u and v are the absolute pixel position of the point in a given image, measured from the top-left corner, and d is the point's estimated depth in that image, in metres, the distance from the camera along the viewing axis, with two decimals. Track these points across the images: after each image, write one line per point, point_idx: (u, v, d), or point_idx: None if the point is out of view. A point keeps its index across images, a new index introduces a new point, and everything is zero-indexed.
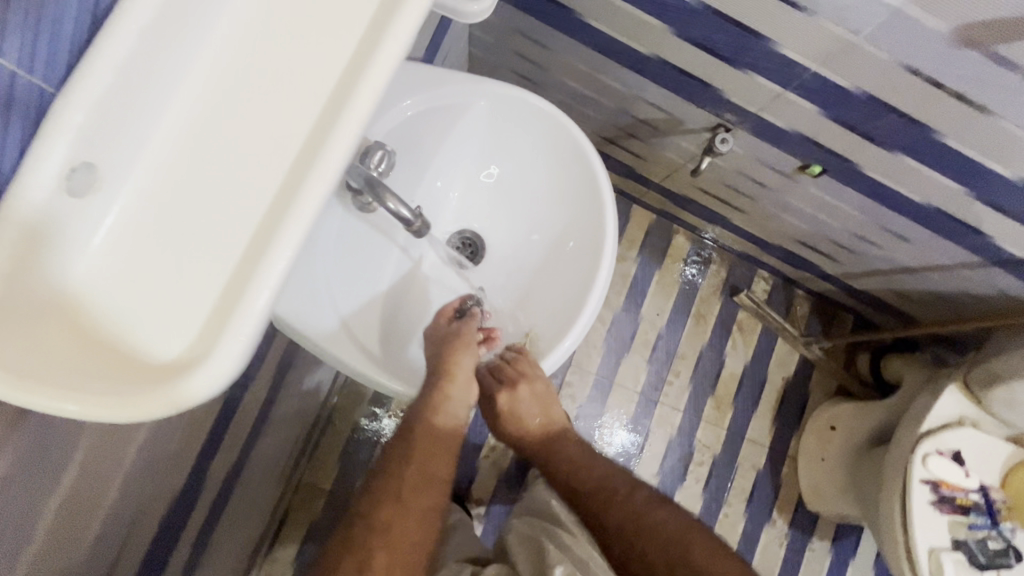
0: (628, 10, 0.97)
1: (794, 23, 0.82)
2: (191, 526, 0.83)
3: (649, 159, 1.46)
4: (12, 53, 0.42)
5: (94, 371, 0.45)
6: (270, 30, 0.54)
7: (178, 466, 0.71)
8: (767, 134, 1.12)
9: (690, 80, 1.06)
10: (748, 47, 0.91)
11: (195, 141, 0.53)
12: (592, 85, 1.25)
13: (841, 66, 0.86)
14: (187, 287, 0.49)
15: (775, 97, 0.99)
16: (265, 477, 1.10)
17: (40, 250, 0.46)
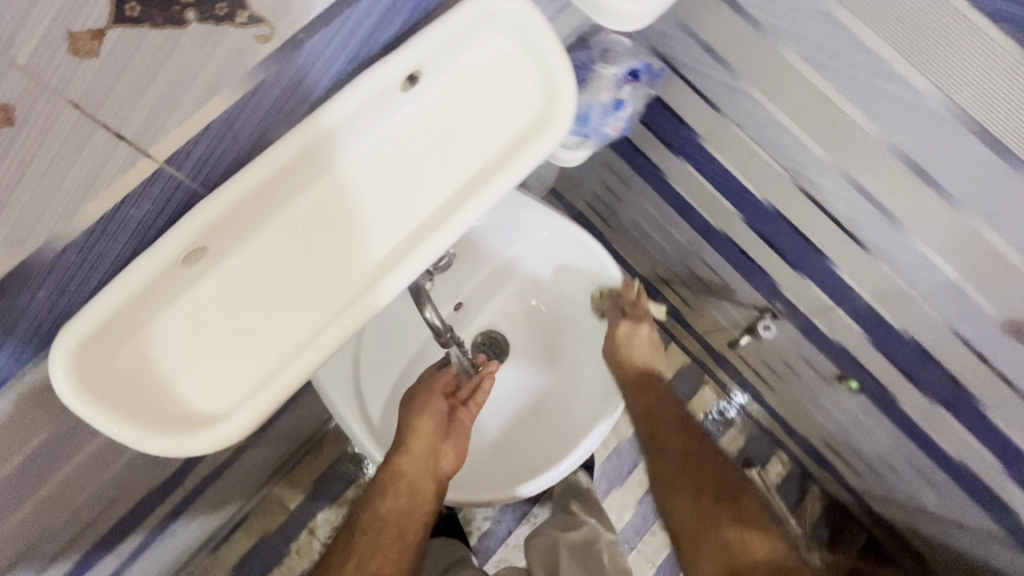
0: (713, 194, 1.06)
1: (854, 250, 0.87)
2: (159, 507, 0.91)
3: (696, 310, 1.47)
4: (218, 129, 0.48)
5: (134, 409, 0.50)
6: (391, 151, 0.61)
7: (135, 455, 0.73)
8: (814, 338, 1.13)
9: (750, 262, 1.12)
10: (811, 256, 0.97)
11: (293, 225, 0.58)
12: (663, 233, 1.29)
13: (898, 305, 0.88)
14: (235, 351, 0.55)
15: (829, 308, 1.02)
16: (236, 476, 1.11)
17: (137, 303, 0.51)
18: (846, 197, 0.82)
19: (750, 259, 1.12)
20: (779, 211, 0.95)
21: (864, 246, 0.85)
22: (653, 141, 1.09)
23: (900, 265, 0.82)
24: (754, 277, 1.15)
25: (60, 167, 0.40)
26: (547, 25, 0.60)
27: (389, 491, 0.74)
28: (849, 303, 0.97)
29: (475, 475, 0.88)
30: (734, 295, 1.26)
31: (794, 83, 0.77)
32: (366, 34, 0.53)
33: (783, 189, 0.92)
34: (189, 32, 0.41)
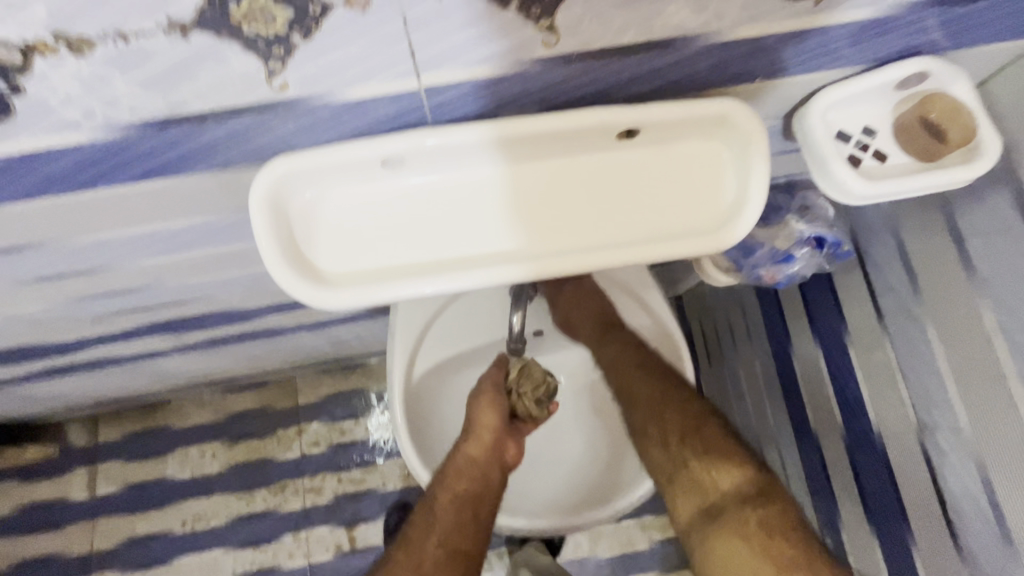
0: (817, 367, 0.99)
1: (932, 453, 0.77)
2: (174, 332, 0.96)
3: (726, 398, 1.32)
4: (491, 82, 0.46)
5: (290, 235, 0.52)
6: (706, 176, 0.56)
7: (170, 276, 0.72)
8: (846, 529, 0.96)
9: (815, 397, 1.01)
10: (902, 409, 0.82)
11: (560, 207, 0.55)
12: (741, 320, 1.22)
13: (969, 497, 0.73)
14: (371, 235, 0.54)
15: (905, 452, 0.82)
16: (247, 350, 1.19)
17: (338, 172, 0.51)
18: (984, 343, 0.68)
19: (835, 406, 0.96)
20: (880, 331, 0.84)
21: (956, 460, 0.74)
22: (797, 310, 1.03)
23: (1016, 482, 0.66)
24: (803, 433, 1.06)
25: (346, 61, 0.40)
26: (766, 168, 0.52)
27: (454, 482, 0.73)
28: (928, 496, 0.79)
29: (516, 503, 0.81)
30: (779, 435, 1.14)
31: (997, 222, 0.65)
32: (658, 68, 0.49)
33: (941, 294, 0.74)
34: (505, 15, 0.39)
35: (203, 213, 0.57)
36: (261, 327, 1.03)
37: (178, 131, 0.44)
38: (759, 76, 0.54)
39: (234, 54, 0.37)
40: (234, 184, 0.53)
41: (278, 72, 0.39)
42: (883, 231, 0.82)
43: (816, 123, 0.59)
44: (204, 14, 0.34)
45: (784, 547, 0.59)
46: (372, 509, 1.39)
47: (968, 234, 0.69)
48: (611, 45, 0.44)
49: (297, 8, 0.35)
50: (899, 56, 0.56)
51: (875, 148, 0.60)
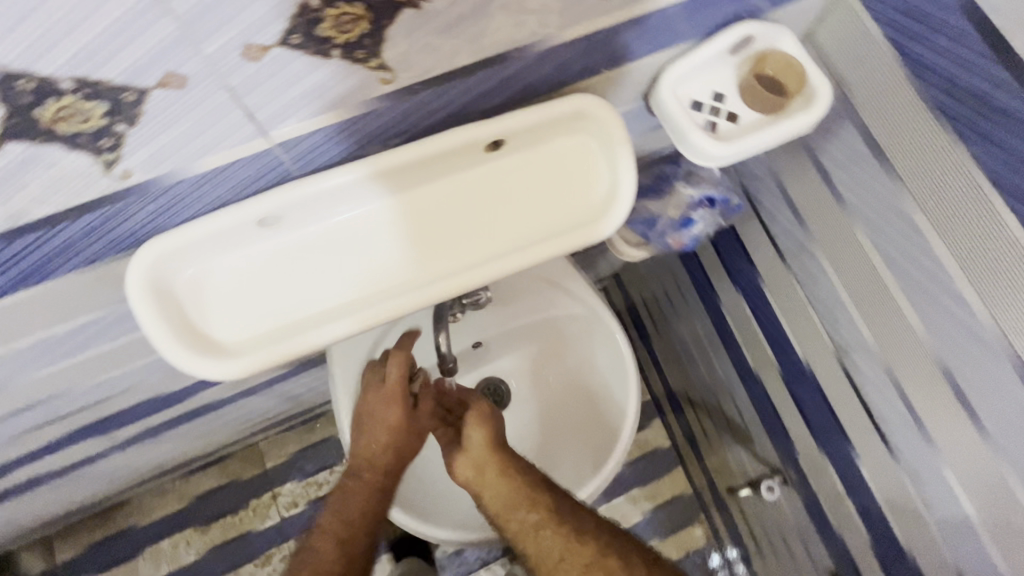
0: (745, 314, 1.05)
1: (852, 371, 0.84)
2: (106, 432, 0.91)
3: (677, 359, 1.37)
4: (342, 127, 0.46)
5: (181, 314, 0.51)
6: (578, 169, 0.58)
7: (81, 378, 0.68)
8: (804, 457, 1.02)
9: (750, 341, 1.07)
10: (820, 338, 0.88)
11: (449, 226, 0.56)
12: (673, 284, 1.28)
13: (889, 404, 0.79)
14: (267, 294, 0.54)
15: (831, 375, 0.88)
16: (195, 430, 1.15)
17: (215, 242, 0.50)
18: (867, 263, 0.75)
19: (767, 346, 1.02)
20: (786, 270, 0.90)
21: (871, 373, 0.80)
22: (716, 265, 1.08)
23: (920, 383, 0.73)
24: (748, 378, 1.12)
25: (183, 137, 0.39)
26: (629, 151, 0.56)
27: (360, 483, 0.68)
28: (859, 410, 0.85)
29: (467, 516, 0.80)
30: (729, 384, 1.19)
31: (851, 153, 0.72)
32: (504, 80, 0.50)
33: (825, 226, 0.80)
34: (331, 63, 0.39)
35: (90, 310, 0.55)
36: (200, 404, 0.99)
37: (29, 240, 0.42)
38: (605, 67, 0.57)
39: (59, 154, 0.36)
40: (112, 275, 0.51)
41: (115, 162, 0.39)
42: (768, 179, 0.88)
43: (668, 99, 0.63)
44: (10, 126, 0.33)
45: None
46: None
47: (831, 168, 0.76)
48: (449, 69, 0.46)
49: (111, 100, 0.34)
50: (726, 25, 0.60)
51: (728, 111, 0.64)
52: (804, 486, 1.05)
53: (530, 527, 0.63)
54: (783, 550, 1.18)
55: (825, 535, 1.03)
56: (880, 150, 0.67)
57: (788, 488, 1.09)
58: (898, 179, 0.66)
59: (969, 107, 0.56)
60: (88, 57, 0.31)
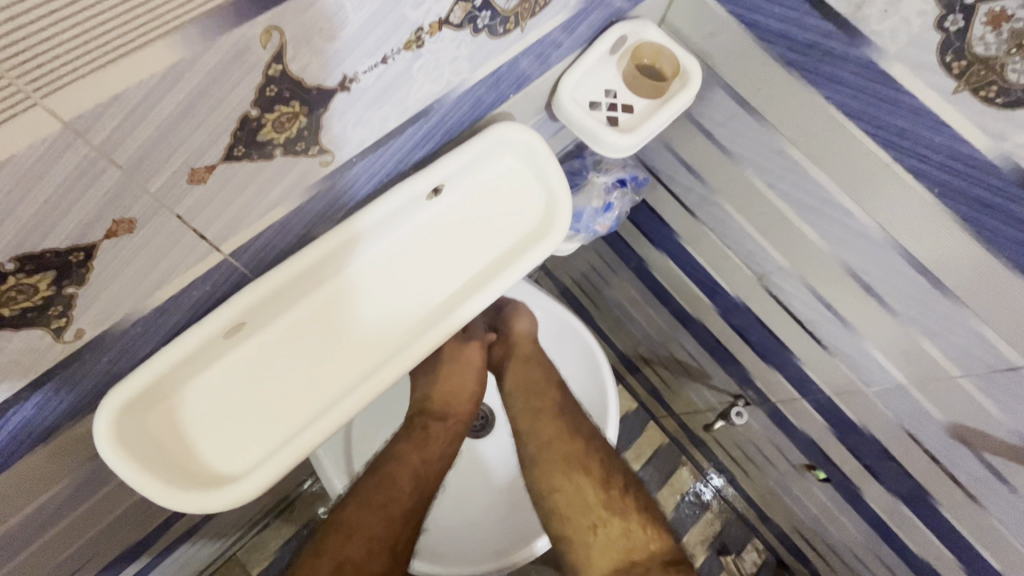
0: (672, 270, 1.15)
1: (777, 293, 0.96)
2: None
3: (622, 326, 1.47)
4: (289, 217, 0.46)
5: (165, 456, 0.47)
6: (515, 190, 0.61)
7: (38, 565, 0.59)
8: (757, 377, 1.15)
9: (683, 292, 1.17)
10: (742, 272, 0.99)
11: (413, 279, 0.57)
12: (599, 261, 1.36)
13: (811, 310, 0.91)
14: (250, 404, 0.51)
15: (761, 300, 1.00)
16: (165, 570, 1.03)
17: (183, 369, 0.47)
18: (763, 200, 0.86)
19: (700, 292, 1.13)
20: (697, 222, 1.01)
21: (793, 290, 0.92)
22: (635, 234, 1.17)
23: (830, 285, 0.85)
24: (691, 324, 1.23)
25: (136, 277, 0.37)
26: (555, 164, 0.60)
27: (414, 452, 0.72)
28: (790, 323, 0.97)
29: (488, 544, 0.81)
30: (675, 334, 1.30)
31: (725, 111, 0.82)
32: (430, 129, 0.52)
33: (720, 177, 0.90)
34: (274, 163, 0.39)
35: (47, 487, 0.49)
36: (169, 541, 0.89)
37: None
38: (511, 94, 0.60)
39: (6, 338, 0.32)
40: (67, 443, 0.46)
41: (65, 326, 0.35)
42: (660, 149, 0.97)
43: (570, 107, 0.68)
44: None
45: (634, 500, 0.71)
46: None
47: (713, 128, 0.86)
48: (381, 135, 0.47)
49: (57, 265, 0.31)
50: (600, 30, 0.66)
51: (621, 104, 0.70)
52: (764, 401, 1.18)
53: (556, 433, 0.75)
54: (762, 461, 1.31)
55: (792, 437, 1.16)
56: (749, 105, 0.78)
57: (752, 407, 1.22)
58: (770, 126, 0.77)
59: (810, 56, 0.66)
60: (31, 230, 0.29)
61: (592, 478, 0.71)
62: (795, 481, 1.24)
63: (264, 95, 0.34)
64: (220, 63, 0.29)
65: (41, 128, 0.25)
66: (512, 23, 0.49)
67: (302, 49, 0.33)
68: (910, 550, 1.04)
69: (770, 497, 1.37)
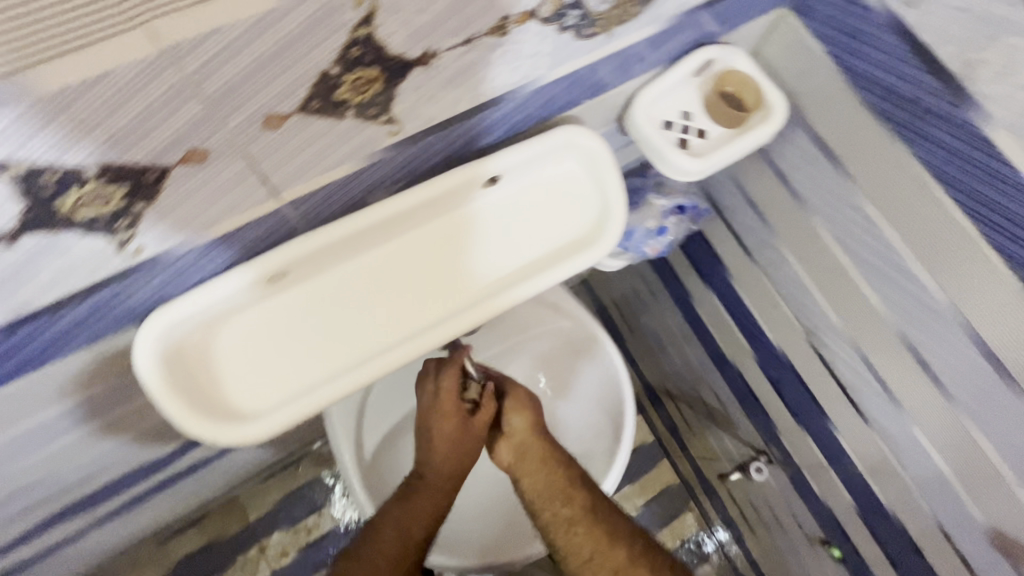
0: (716, 307, 1.11)
1: (823, 352, 0.91)
2: (83, 511, 0.85)
3: (653, 356, 1.43)
4: (349, 179, 0.47)
5: (191, 382, 0.49)
6: (571, 195, 0.61)
7: (62, 460, 0.64)
8: (786, 436, 1.09)
9: (723, 333, 1.13)
10: (790, 323, 0.95)
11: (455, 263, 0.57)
12: (642, 285, 1.33)
13: (858, 377, 0.86)
14: (277, 351, 0.53)
15: (805, 357, 0.95)
16: (172, 494, 1.08)
17: (225, 304, 0.49)
18: (827, 252, 0.82)
19: (741, 336, 1.08)
20: (752, 264, 0.97)
21: (841, 352, 0.87)
22: (684, 264, 1.14)
23: (883, 355, 0.80)
24: (725, 368, 1.18)
25: (199, 206, 0.39)
26: (615, 175, 0.59)
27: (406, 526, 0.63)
28: (832, 386, 0.92)
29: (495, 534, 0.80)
30: (706, 375, 1.26)
31: (804, 154, 0.78)
32: (499, 119, 0.53)
33: (786, 222, 0.86)
34: (344, 123, 0.40)
35: (84, 389, 0.52)
36: (180, 467, 0.94)
37: (31, 328, 0.40)
38: (586, 98, 0.60)
39: (75, 240, 0.35)
40: (108, 351, 0.49)
41: (128, 240, 0.38)
42: (728, 183, 0.94)
43: (642, 122, 0.67)
44: (28, 219, 0.31)
45: None
46: None
47: (788, 170, 0.82)
48: (451, 115, 0.47)
49: (131, 180, 0.33)
50: (687, 51, 0.65)
51: (696, 128, 0.69)
52: (788, 462, 1.12)
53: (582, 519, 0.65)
54: (774, 524, 1.25)
55: (812, 507, 1.10)
56: (830, 152, 0.74)
57: (774, 466, 1.16)
58: (849, 176, 0.73)
59: (907, 111, 0.63)
60: (115, 143, 0.31)
61: None
62: (807, 554, 1.16)
63: (347, 55, 0.35)
64: (313, 16, 0.31)
65: (140, 49, 0.27)
66: (599, 27, 0.49)
67: (391, 16, 0.34)
68: None
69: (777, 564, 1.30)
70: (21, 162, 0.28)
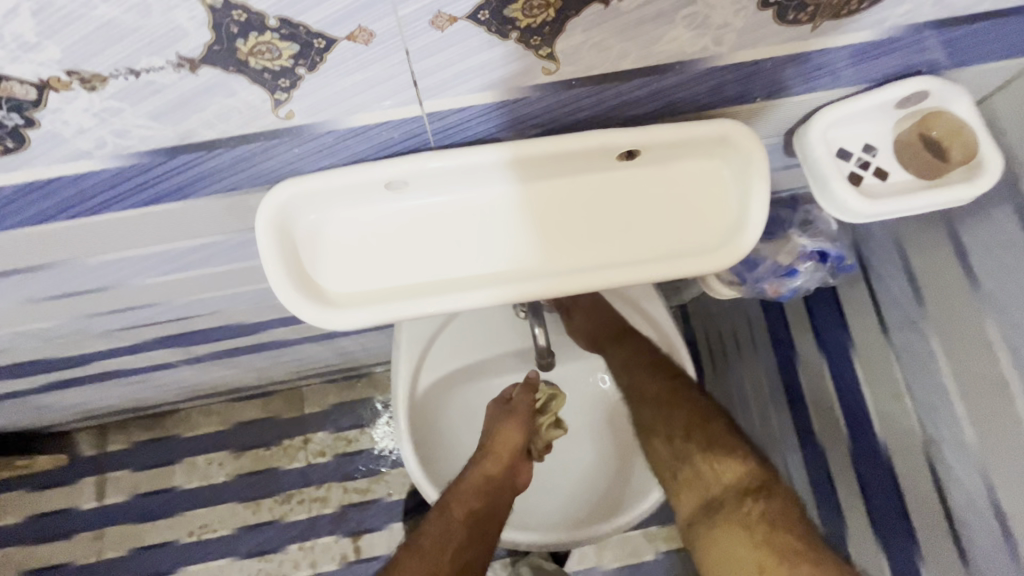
0: (822, 380, 0.99)
1: (939, 469, 0.76)
2: (183, 345, 0.97)
3: (730, 406, 1.32)
4: (491, 113, 0.47)
5: (295, 256, 0.53)
6: (705, 195, 0.56)
7: (182, 292, 0.73)
8: (854, 545, 0.95)
9: (820, 407, 1.00)
10: (908, 423, 0.81)
11: (563, 227, 0.56)
12: (744, 329, 1.22)
13: (974, 513, 0.72)
14: (376, 255, 0.55)
15: (913, 467, 0.81)
16: (253, 361, 1.20)
17: (345, 196, 0.52)
18: (990, 358, 0.68)
19: (841, 418, 0.95)
20: (884, 343, 0.84)
21: (963, 477, 0.73)
22: (802, 320, 1.03)
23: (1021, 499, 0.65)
24: (808, 446, 1.05)
25: (350, 90, 0.40)
26: (765, 185, 0.53)
27: (467, 497, 0.67)
28: (936, 512, 0.77)
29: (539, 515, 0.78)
30: (783, 448, 1.13)
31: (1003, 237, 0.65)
32: (658, 91, 0.49)
33: (946, 307, 0.73)
34: (505, 44, 0.39)
35: (209, 233, 0.58)
36: (265, 339, 1.03)
37: (187, 159, 0.45)
38: (759, 98, 0.54)
39: (241, 86, 0.38)
40: (239, 205, 0.54)
41: (284, 102, 0.40)
42: (888, 246, 0.82)
43: (813, 142, 0.59)
44: (212, 51, 0.34)
45: (783, 536, 0.55)
46: (377, 523, 1.39)
47: (972, 248, 0.69)
48: (611, 70, 0.45)
49: (302, 42, 0.35)
50: (899, 75, 0.56)
51: (876, 166, 0.60)
52: None
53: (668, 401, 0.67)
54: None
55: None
56: None
57: None
58: None
59: None
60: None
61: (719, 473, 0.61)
62: None
63: None
64: None
65: None
66: (806, 15, 0.43)
67: None
68: None
69: None
70: None
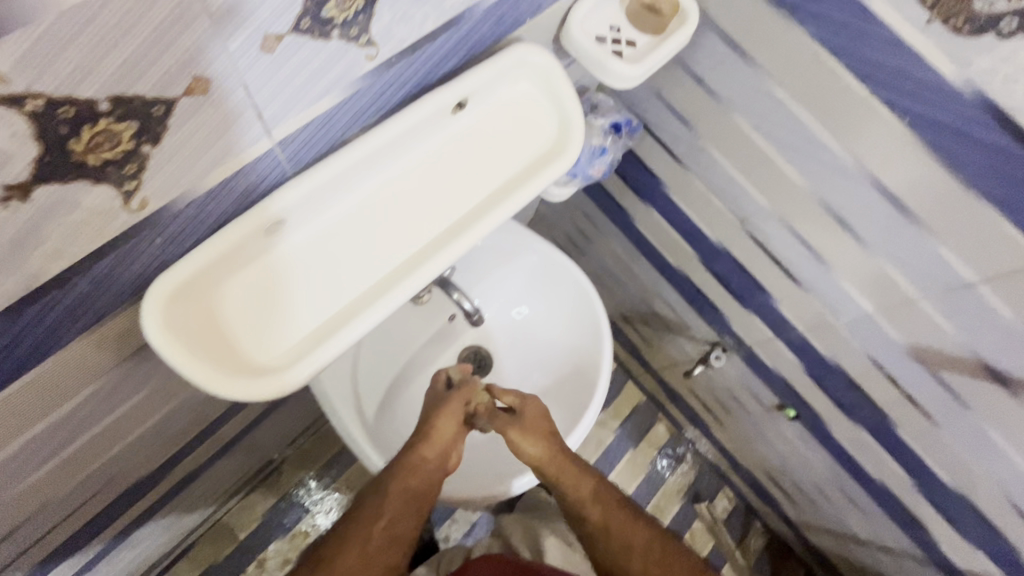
0: (656, 223, 1.21)
1: (756, 235, 1.01)
2: (76, 548, 0.79)
3: (605, 284, 1.53)
4: (335, 119, 0.48)
5: (207, 347, 0.48)
6: (529, 114, 0.65)
7: (67, 477, 0.61)
8: (735, 321, 1.20)
9: (664, 242, 1.23)
10: (724, 216, 1.05)
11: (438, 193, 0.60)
12: (584, 219, 1.41)
13: (788, 250, 0.97)
14: (287, 304, 0.53)
15: (741, 244, 1.06)
16: (162, 520, 1.02)
17: (227, 262, 0.49)
18: (746, 142, 0.91)
19: (682, 241, 1.19)
20: (682, 170, 1.06)
21: (771, 230, 0.98)
22: (621, 187, 1.22)
23: (807, 222, 0.90)
24: (673, 275, 1.28)
25: (199, 148, 0.38)
26: (569, 85, 0.63)
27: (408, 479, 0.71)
28: (769, 264, 1.03)
29: (480, 474, 0.86)
30: (655, 290, 1.37)
31: (715, 54, 0.87)
32: (459, 41, 0.55)
33: (705, 120, 0.96)
34: (330, 45, 0.41)
35: (81, 388, 0.49)
36: (169, 484, 0.89)
37: (38, 310, 0.38)
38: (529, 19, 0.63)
39: (86, 191, 0.34)
40: (111, 336, 0.47)
41: (135, 191, 0.37)
42: (650, 99, 1.02)
43: (577, 38, 0.72)
44: (43, 164, 0.31)
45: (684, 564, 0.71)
46: None
47: (701, 72, 0.91)
48: (418, 36, 0.49)
49: (140, 115, 0.34)
50: None
51: (625, 39, 0.74)
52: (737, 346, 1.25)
53: (572, 466, 0.77)
54: (734, 407, 1.38)
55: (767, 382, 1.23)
56: (737, 46, 0.83)
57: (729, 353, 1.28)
58: (757, 65, 0.82)
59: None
60: (125, 69, 0.31)
61: (622, 518, 0.74)
62: (766, 427, 1.31)
63: None
64: None
65: None
66: None
67: None
68: (896, 496, 1.06)
69: (743, 443, 1.45)
70: (38, 94, 0.29)
